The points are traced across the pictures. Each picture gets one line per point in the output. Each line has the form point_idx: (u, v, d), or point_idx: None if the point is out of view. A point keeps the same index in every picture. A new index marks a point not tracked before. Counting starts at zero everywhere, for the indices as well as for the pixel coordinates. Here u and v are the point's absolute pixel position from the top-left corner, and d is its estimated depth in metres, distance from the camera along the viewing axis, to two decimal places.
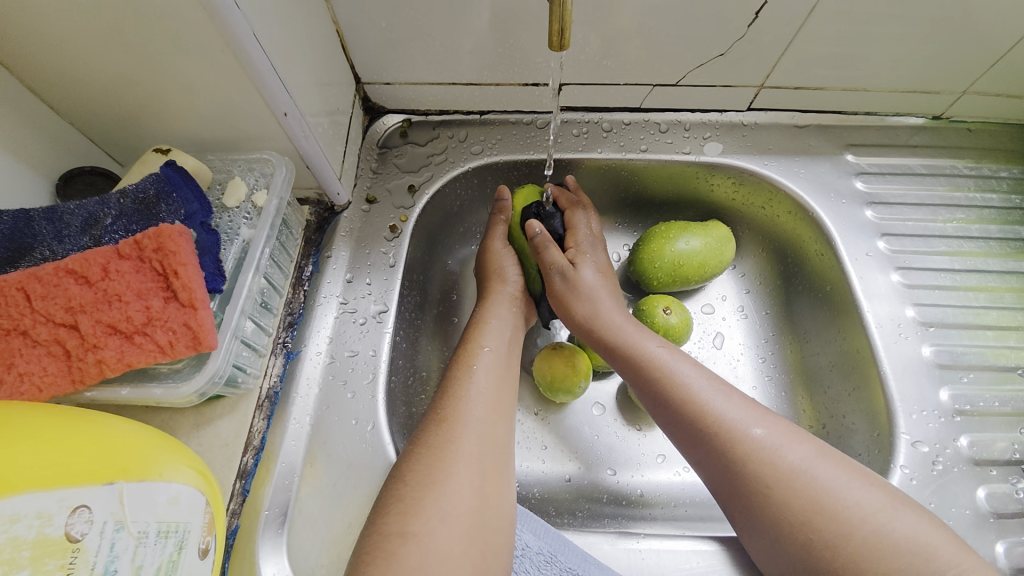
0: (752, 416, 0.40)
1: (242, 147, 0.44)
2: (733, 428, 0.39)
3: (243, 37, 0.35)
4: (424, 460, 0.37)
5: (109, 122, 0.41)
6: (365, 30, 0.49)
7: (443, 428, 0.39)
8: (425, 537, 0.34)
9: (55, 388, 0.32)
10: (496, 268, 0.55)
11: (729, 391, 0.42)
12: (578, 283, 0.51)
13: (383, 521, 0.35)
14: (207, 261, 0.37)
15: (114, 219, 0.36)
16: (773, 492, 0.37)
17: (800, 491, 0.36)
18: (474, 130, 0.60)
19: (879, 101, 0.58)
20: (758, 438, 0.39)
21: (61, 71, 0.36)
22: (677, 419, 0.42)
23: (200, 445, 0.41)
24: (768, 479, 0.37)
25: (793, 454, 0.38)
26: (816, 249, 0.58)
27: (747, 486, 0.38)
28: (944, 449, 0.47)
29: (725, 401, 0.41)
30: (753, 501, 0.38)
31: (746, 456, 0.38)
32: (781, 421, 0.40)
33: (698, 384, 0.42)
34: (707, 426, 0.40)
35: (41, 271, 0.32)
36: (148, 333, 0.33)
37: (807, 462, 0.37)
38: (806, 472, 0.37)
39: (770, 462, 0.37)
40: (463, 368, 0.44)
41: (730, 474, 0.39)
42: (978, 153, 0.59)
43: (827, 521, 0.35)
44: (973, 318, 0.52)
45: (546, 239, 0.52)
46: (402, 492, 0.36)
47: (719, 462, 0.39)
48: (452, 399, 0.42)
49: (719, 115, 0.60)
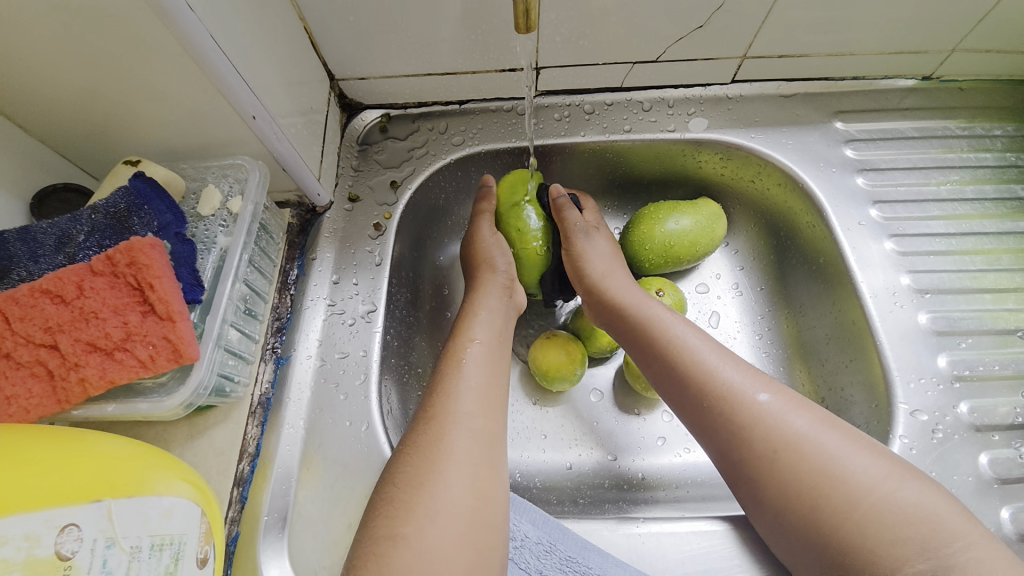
0: (757, 381, 0.40)
1: (215, 154, 0.44)
2: (739, 392, 0.39)
3: (201, 41, 0.34)
4: (414, 460, 0.37)
5: (78, 137, 0.41)
6: (333, 25, 0.48)
7: (431, 426, 0.39)
8: (415, 539, 0.34)
9: (42, 409, 0.32)
10: (486, 259, 0.54)
11: (733, 359, 0.42)
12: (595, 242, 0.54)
13: (375, 523, 0.35)
14: (183, 272, 0.37)
15: (87, 236, 0.36)
16: (780, 456, 0.36)
17: (805, 458, 0.35)
18: (454, 121, 0.59)
19: (866, 65, 0.56)
20: (764, 403, 0.38)
21: (21, 88, 0.36)
22: (682, 387, 0.42)
23: (196, 456, 0.41)
24: (774, 444, 0.37)
25: (799, 420, 0.37)
26: (808, 221, 0.57)
27: (753, 453, 0.37)
28: (943, 417, 0.46)
29: (731, 366, 0.41)
30: (758, 469, 0.37)
31: (753, 420, 0.38)
32: (786, 390, 0.40)
33: (703, 349, 0.43)
34: (712, 391, 0.40)
35: (17, 293, 0.31)
36: (128, 349, 0.33)
37: (812, 427, 0.37)
38: (811, 438, 0.36)
39: (775, 427, 0.37)
40: (452, 363, 0.44)
41: (736, 442, 0.38)
42: (971, 112, 0.57)
43: (835, 487, 0.34)
44: (970, 282, 0.51)
45: (567, 202, 0.55)
46: (392, 494, 0.36)
47: (723, 431, 0.39)
48: (440, 397, 0.41)
49: (703, 89, 0.59)
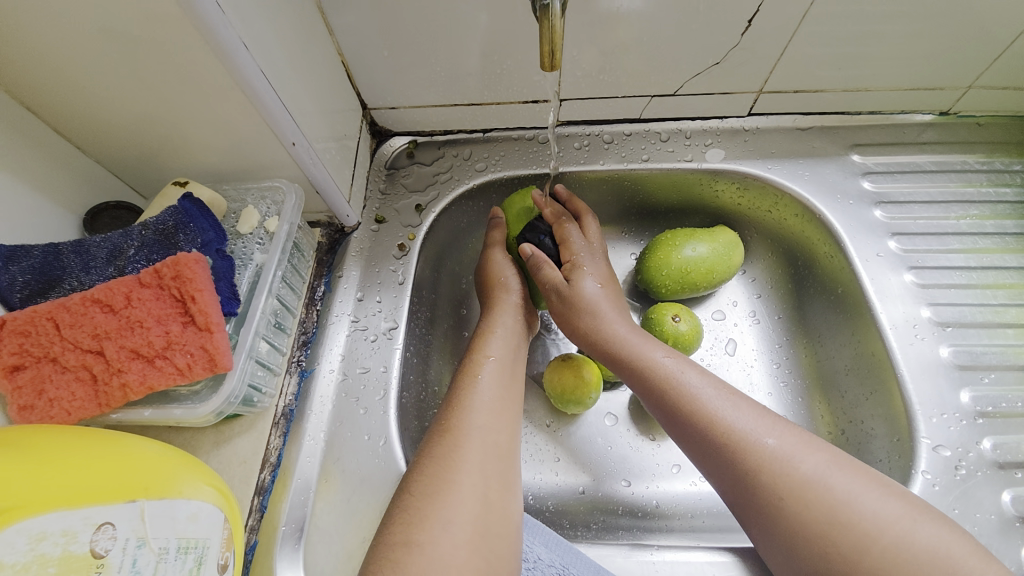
0: (763, 425, 0.39)
1: (255, 177, 0.47)
2: (744, 438, 0.38)
3: (252, 74, 0.37)
4: (429, 469, 0.38)
5: (132, 158, 0.44)
6: (368, 58, 0.52)
7: (446, 439, 0.40)
8: (429, 546, 0.34)
9: (83, 412, 0.34)
10: (494, 275, 0.55)
11: (738, 399, 0.41)
12: (572, 298, 0.51)
13: (391, 531, 0.35)
14: (222, 286, 0.39)
15: (136, 250, 0.38)
16: (786, 502, 0.36)
17: (814, 503, 0.35)
18: (477, 148, 0.62)
19: (882, 100, 0.57)
20: (769, 449, 0.38)
21: (87, 114, 0.39)
22: (686, 425, 0.42)
23: (220, 463, 0.43)
24: (781, 487, 0.36)
25: (807, 462, 0.37)
26: (826, 251, 0.57)
27: (760, 495, 0.37)
28: (966, 453, 0.45)
29: (734, 410, 0.40)
30: (767, 510, 0.36)
31: (758, 466, 0.37)
32: (795, 429, 0.39)
33: (706, 392, 0.42)
34: (716, 434, 0.40)
35: (69, 302, 0.34)
36: (167, 357, 0.35)
37: (820, 470, 0.36)
38: (820, 482, 0.35)
39: (782, 472, 0.36)
40: (466, 379, 0.45)
41: (742, 482, 0.38)
42: (989, 147, 0.58)
43: (843, 533, 0.33)
44: (991, 316, 0.51)
45: (539, 260, 0.53)
46: (406, 503, 0.37)
47: (730, 469, 0.39)
48: (456, 411, 0.42)
49: (720, 122, 0.60)
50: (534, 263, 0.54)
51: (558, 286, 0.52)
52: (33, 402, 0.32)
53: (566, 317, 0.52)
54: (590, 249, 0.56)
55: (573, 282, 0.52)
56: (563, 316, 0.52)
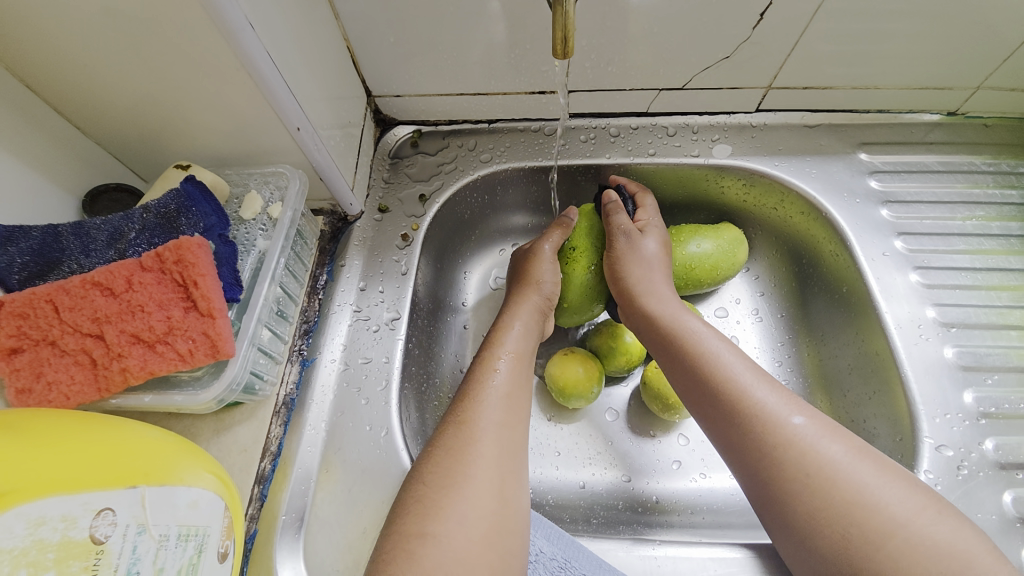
0: (792, 406, 0.39)
1: (258, 162, 0.46)
2: (772, 415, 0.39)
3: (257, 56, 0.36)
4: (442, 462, 0.38)
5: (133, 140, 0.43)
6: (374, 44, 0.51)
7: (462, 431, 0.40)
8: (444, 539, 0.34)
9: (82, 396, 0.33)
10: (532, 274, 0.54)
11: (768, 380, 0.42)
12: (638, 248, 0.52)
13: (405, 521, 0.35)
14: (224, 271, 0.38)
15: (137, 233, 0.37)
16: (811, 480, 0.36)
17: (837, 486, 0.35)
18: (483, 139, 0.61)
19: (890, 99, 0.57)
20: (797, 427, 0.38)
21: (87, 93, 0.38)
22: (713, 399, 0.42)
23: (219, 451, 0.42)
24: (807, 466, 0.36)
25: (832, 447, 0.37)
26: (831, 249, 0.57)
27: (785, 475, 0.37)
28: (968, 453, 0.45)
29: (765, 388, 0.41)
30: (789, 491, 0.36)
31: (786, 443, 0.37)
32: (821, 415, 0.39)
33: (739, 368, 0.42)
34: (745, 410, 0.40)
35: (68, 284, 0.33)
36: (169, 342, 0.34)
37: (846, 456, 0.36)
38: (845, 466, 0.36)
39: (808, 451, 0.37)
40: (485, 368, 0.45)
41: (766, 462, 0.38)
42: (996, 149, 0.58)
43: (868, 516, 0.33)
44: (995, 318, 0.51)
45: (618, 206, 0.55)
46: (420, 493, 0.36)
47: (754, 447, 0.39)
48: (471, 403, 0.42)
49: (727, 117, 0.60)
50: (608, 208, 0.56)
51: (630, 232, 0.53)
52: (30, 385, 0.32)
53: (622, 258, 0.52)
54: (659, 219, 0.57)
55: (642, 236, 0.53)
56: (622, 260, 0.53)
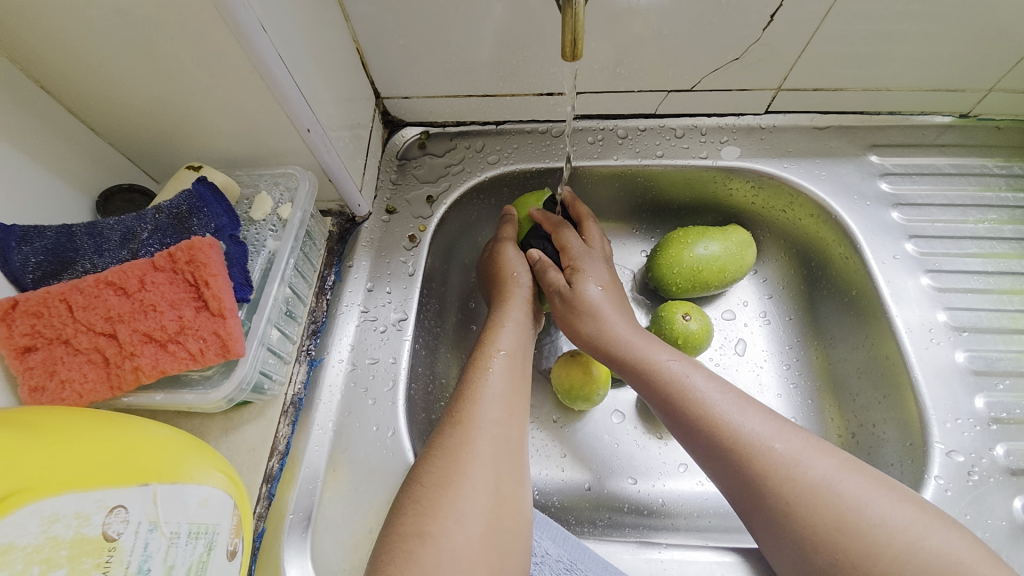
0: (771, 429, 0.39)
1: (267, 163, 0.46)
2: (751, 441, 0.38)
3: (269, 59, 0.36)
4: (440, 462, 0.38)
5: (145, 141, 0.44)
6: (383, 46, 0.51)
7: (457, 432, 0.40)
8: (443, 538, 0.34)
9: (95, 395, 0.33)
10: (506, 271, 0.54)
11: (746, 402, 0.41)
12: (575, 301, 0.51)
13: (403, 521, 0.35)
14: (235, 272, 0.39)
15: (150, 234, 0.38)
16: (794, 507, 0.35)
17: (821, 509, 0.35)
18: (491, 140, 0.61)
19: (902, 101, 0.56)
20: (778, 452, 0.37)
21: (101, 95, 0.39)
22: (691, 427, 0.42)
23: (228, 450, 0.43)
24: (788, 492, 0.36)
25: (815, 468, 0.36)
26: (840, 252, 0.56)
27: (768, 499, 0.37)
28: (979, 459, 0.45)
29: (741, 413, 0.40)
30: (774, 514, 0.36)
31: (766, 470, 0.37)
32: (803, 433, 0.39)
33: (712, 396, 0.42)
34: (723, 437, 0.40)
35: (83, 283, 0.34)
36: (180, 341, 0.35)
37: (831, 475, 0.36)
38: (829, 487, 0.35)
39: (789, 476, 0.36)
40: (476, 370, 0.45)
41: (750, 485, 0.38)
42: (1009, 151, 0.57)
43: (852, 538, 0.33)
44: (1008, 322, 0.50)
45: (546, 264, 0.54)
46: (416, 494, 0.37)
47: (738, 473, 0.39)
48: (467, 404, 0.42)
49: (736, 119, 0.60)
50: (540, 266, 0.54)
51: (562, 289, 0.52)
52: (44, 383, 0.32)
53: (571, 321, 0.51)
54: (590, 250, 0.55)
55: (577, 286, 0.52)
56: (570, 320, 0.52)
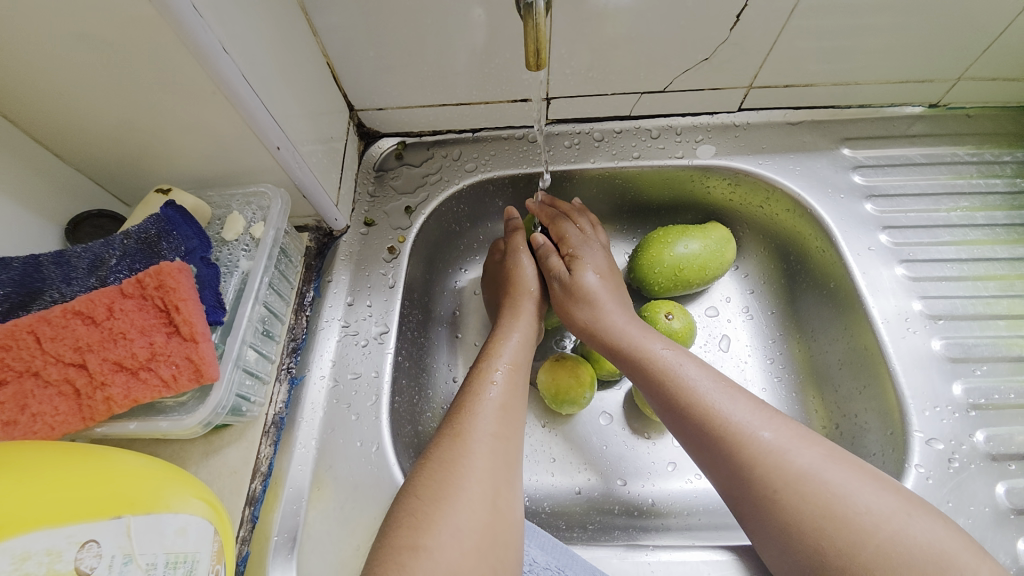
0: (760, 419, 0.39)
1: (239, 182, 0.46)
2: (741, 431, 0.39)
3: (233, 79, 0.36)
4: (436, 475, 0.38)
5: (113, 165, 0.43)
6: (354, 59, 0.51)
7: (456, 443, 0.39)
8: (437, 552, 0.34)
9: (66, 427, 0.33)
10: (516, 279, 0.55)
11: (736, 393, 0.42)
12: (575, 288, 0.52)
13: (396, 533, 0.35)
14: (207, 295, 0.38)
15: (118, 260, 0.37)
16: (780, 496, 0.36)
17: (808, 498, 0.35)
18: (467, 148, 0.61)
19: (871, 93, 0.57)
20: (766, 441, 0.38)
21: (64, 121, 0.38)
22: (683, 416, 0.42)
23: (209, 474, 0.42)
24: (777, 481, 0.36)
25: (801, 457, 0.37)
26: (817, 245, 0.57)
27: (756, 491, 0.37)
28: (960, 445, 0.45)
29: (731, 402, 0.41)
30: (763, 506, 0.37)
31: (755, 459, 0.37)
32: (792, 424, 0.39)
33: (704, 385, 0.42)
34: (713, 427, 0.40)
35: (49, 314, 0.33)
36: (152, 368, 0.34)
37: (817, 465, 0.36)
38: (815, 475, 0.36)
39: (778, 464, 0.37)
40: (477, 381, 0.45)
41: (739, 478, 0.38)
42: (979, 138, 0.58)
43: (839, 528, 0.34)
44: (983, 308, 0.51)
45: (549, 248, 0.56)
46: (414, 507, 0.36)
47: (727, 463, 0.39)
48: (466, 415, 0.42)
49: (710, 118, 0.60)
50: (540, 251, 0.56)
51: (561, 274, 0.54)
52: (15, 417, 0.31)
53: (565, 306, 0.53)
54: (587, 240, 0.56)
55: (575, 274, 0.53)
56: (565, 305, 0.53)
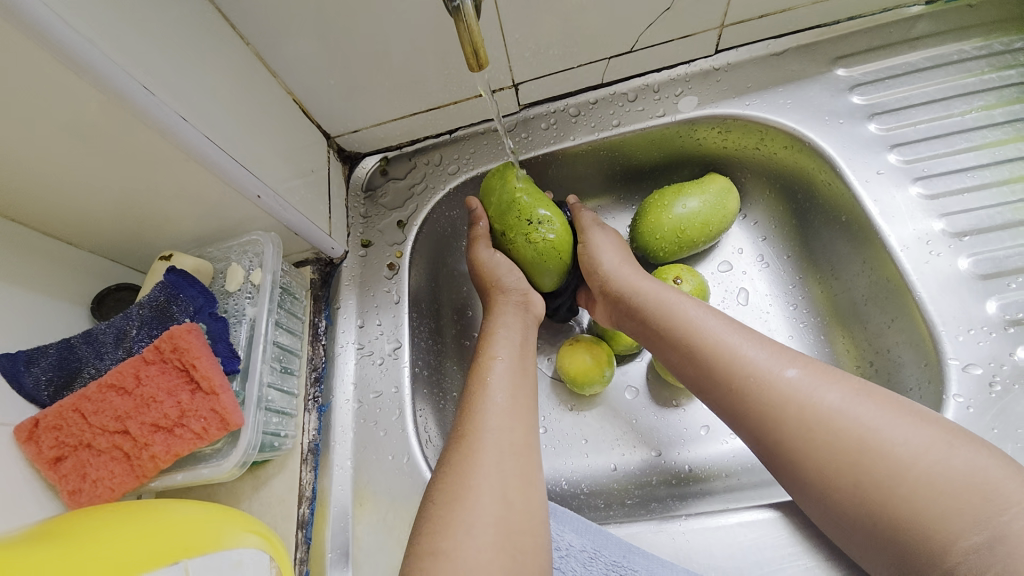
0: (783, 359, 0.38)
1: (234, 233, 0.48)
2: (764, 373, 0.38)
3: (199, 144, 0.38)
4: (447, 479, 0.39)
5: (119, 242, 0.46)
6: (317, 91, 0.52)
7: (462, 444, 0.41)
8: (455, 553, 0.35)
9: (124, 486, 0.37)
10: (490, 277, 0.54)
11: (755, 336, 0.41)
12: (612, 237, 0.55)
13: (417, 541, 0.37)
14: (220, 347, 0.42)
15: (138, 329, 0.41)
16: (813, 435, 0.35)
17: (841, 433, 0.34)
18: (447, 151, 0.61)
19: (859, 3, 0.53)
20: (792, 380, 0.37)
21: (63, 215, 0.41)
22: (704, 369, 0.41)
23: (262, 505, 0.46)
24: (807, 420, 0.35)
25: (830, 394, 0.36)
26: (824, 178, 0.54)
27: (787, 434, 0.36)
28: (1000, 367, 0.42)
29: (752, 346, 0.40)
30: (793, 448, 0.36)
31: (782, 401, 0.37)
32: (816, 362, 0.38)
33: (723, 331, 0.42)
34: (736, 374, 0.39)
35: (87, 391, 0.36)
36: (184, 424, 0.37)
37: (846, 399, 0.35)
38: (845, 410, 0.35)
39: (806, 403, 0.36)
40: (478, 380, 0.46)
41: (767, 425, 0.37)
42: (990, 27, 0.52)
43: (875, 461, 0.33)
44: (1013, 215, 0.47)
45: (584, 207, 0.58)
46: (428, 513, 0.38)
47: (754, 410, 0.38)
48: (470, 415, 0.43)
49: (687, 67, 0.57)
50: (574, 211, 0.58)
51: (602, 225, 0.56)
52: (79, 486, 0.36)
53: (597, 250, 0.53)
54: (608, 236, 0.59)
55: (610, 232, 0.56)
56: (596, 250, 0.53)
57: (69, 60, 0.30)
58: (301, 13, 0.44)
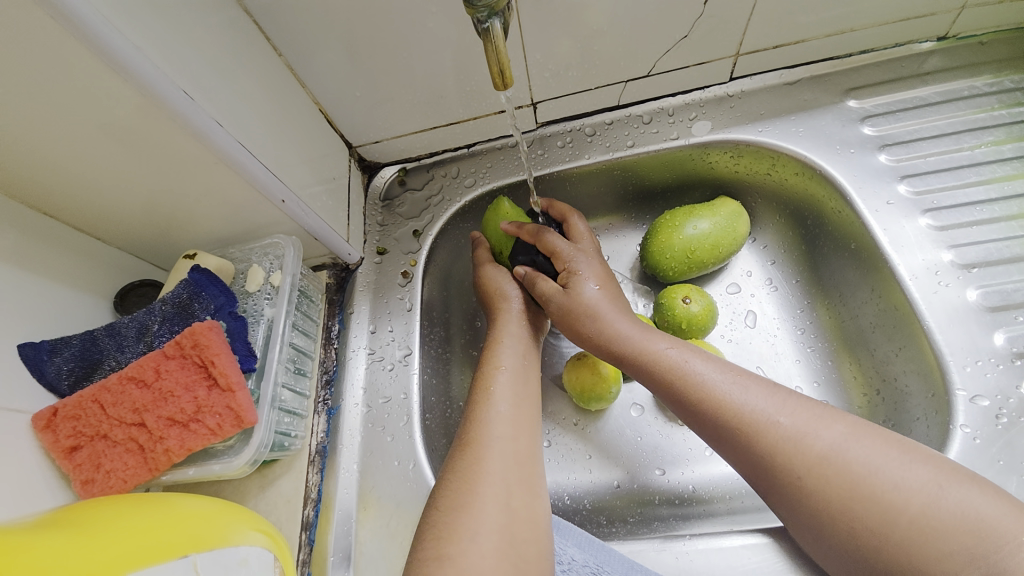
0: (775, 404, 0.38)
1: (256, 236, 0.49)
2: (756, 419, 0.38)
3: (230, 148, 0.40)
4: (454, 485, 0.39)
5: (145, 240, 0.48)
6: (343, 102, 0.54)
7: (468, 452, 0.41)
8: (459, 557, 0.35)
9: (137, 478, 0.38)
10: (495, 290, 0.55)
11: (747, 379, 0.41)
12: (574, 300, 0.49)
13: (420, 547, 0.37)
14: (238, 345, 0.43)
15: (159, 325, 0.42)
16: (804, 483, 0.35)
17: (833, 480, 0.34)
18: (464, 164, 0.63)
19: (871, 37, 0.54)
20: (783, 427, 0.37)
21: (96, 211, 0.43)
22: (695, 414, 0.41)
23: (268, 505, 0.46)
24: (798, 468, 0.35)
25: (822, 438, 0.36)
26: (834, 207, 0.54)
27: (780, 479, 0.36)
28: (1007, 400, 0.43)
29: (743, 391, 0.40)
30: (787, 492, 0.36)
31: (772, 449, 0.37)
32: (809, 403, 0.38)
33: (712, 378, 0.41)
34: (728, 420, 0.39)
35: (108, 383, 0.37)
36: (199, 419, 0.38)
37: (837, 444, 0.35)
38: (836, 456, 0.35)
39: (797, 450, 0.36)
40: (481, 392, 0.46)
41: (761, 468, 0.37)
42: (999, 65, 0.53)
43: (867, 508, 0.33)
44: (1021, 249, 0.47)
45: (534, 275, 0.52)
46: (433, 519, 0.38)
47: (748, 454, 0.38)
48: (476, 423, 0.43)
49: (702, 92, 0.59)
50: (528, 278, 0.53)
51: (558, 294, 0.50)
52: (93, 476, 0.36)
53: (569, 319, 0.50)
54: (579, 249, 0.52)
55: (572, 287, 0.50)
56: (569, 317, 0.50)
57: (115, 64, 0.32)
58: (333, 28, 0.46)
